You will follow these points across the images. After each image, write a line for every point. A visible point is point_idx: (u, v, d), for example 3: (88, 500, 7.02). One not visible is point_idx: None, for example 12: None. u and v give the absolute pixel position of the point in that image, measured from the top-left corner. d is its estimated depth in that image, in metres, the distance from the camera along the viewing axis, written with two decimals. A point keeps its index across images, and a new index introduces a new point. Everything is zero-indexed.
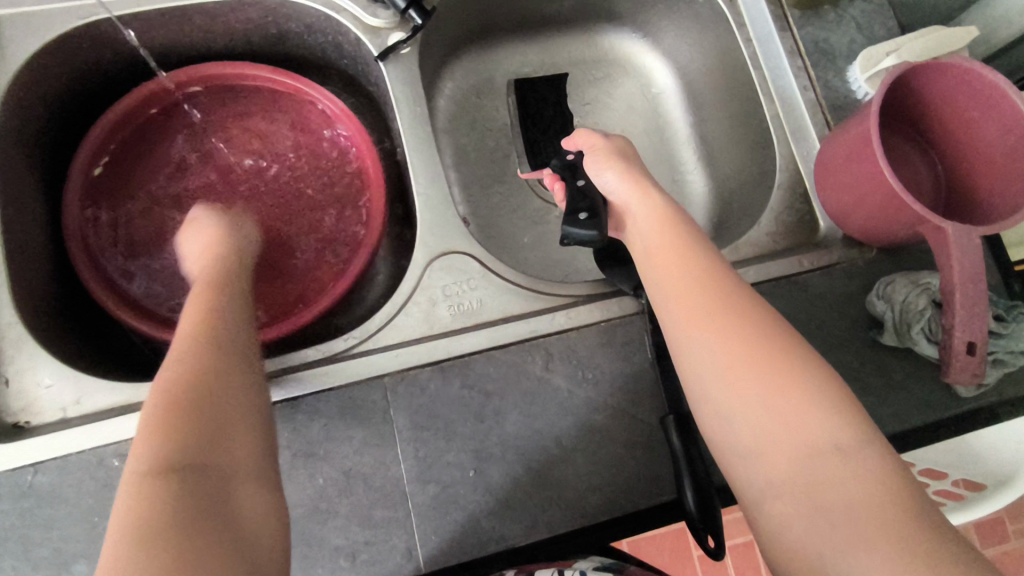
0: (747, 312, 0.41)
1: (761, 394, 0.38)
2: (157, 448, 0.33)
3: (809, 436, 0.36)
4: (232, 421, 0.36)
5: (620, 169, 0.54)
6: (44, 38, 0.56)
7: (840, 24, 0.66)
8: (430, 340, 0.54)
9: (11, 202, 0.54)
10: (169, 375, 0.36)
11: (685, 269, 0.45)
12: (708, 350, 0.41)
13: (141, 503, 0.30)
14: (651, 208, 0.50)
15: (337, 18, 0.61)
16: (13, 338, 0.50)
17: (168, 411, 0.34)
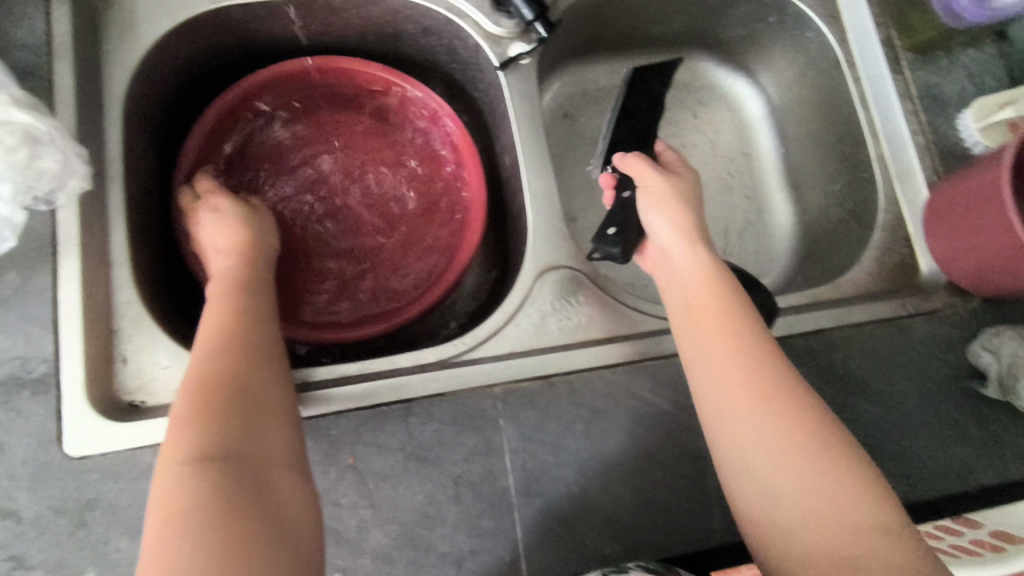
0: (783, 383, 0.43)
1: (785, 450, 0.41)
2: (190, 446, 0.36)
3: (821, 491, 0.39)
4: (260, 420, 0.39)
5: (672, 213, 0.53)
6: (177, 19, 0.57)
7: (952, 71, 0.66)
8: (539, 353, 0.54)
9: (133, 178, 0.54)
10: (196, 379, 0.39)
11: (731, 332, 0.46)
12: (749, 420, 0.42)
13: (183, 495, 0.34)
14: (696, 261, 0.50)
15: (459, 23, 0.62)
16: (132, 316, 0.50)
17: (200, 412, 0.37)
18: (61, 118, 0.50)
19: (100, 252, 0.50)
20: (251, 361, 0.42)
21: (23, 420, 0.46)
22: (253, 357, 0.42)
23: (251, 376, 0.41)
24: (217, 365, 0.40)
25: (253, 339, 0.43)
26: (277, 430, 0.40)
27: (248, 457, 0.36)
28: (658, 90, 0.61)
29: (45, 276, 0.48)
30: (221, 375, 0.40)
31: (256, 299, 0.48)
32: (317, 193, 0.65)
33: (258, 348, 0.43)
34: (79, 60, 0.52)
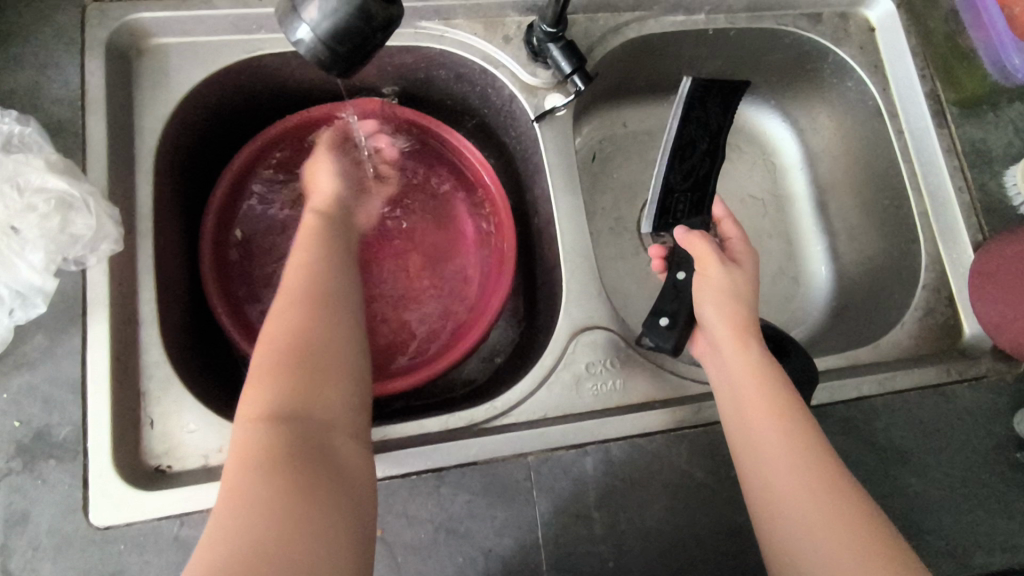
0: (834, 470, 0.41)
1: (787, 442, 0.43)
2: (262, 401, 0.40)
3: (819, 482, 0.41)
4: (325, 380, 0.42)
5: (721, 309, 0.49)
6: (210, 69, 0.56)
7: (998, 126, 0.64)
8: (573, 420, 0.52)
9: (163, 231, 0.54)
10: (275, 340, 0.43)
11: (772, 415, 0.44)
12: (786, 506, 0.41)
13: (248, 451, 0.37)
14: (743, 363, 0.46)
15: (495, 73, 0.61)
16: (160, 378, 0.49)
17: (272, 376, 0.41)
18: (93, 175, 0.50)
19: (129, 312, 0.49)
20: (333, 322, 0.45)
21: (48, 488, 0.45)
22: (330, 318, 0.45)
23: (320, 337, 0.44)
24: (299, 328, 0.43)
25: (329, 297, 0.47)
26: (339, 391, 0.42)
27: (305, 419, 0.40)
28: (717, 126, 0.61)
29: (74, 338, 0.47)
30: (293, 337, 0.43)
31: (337, 258, 0.51)
32: None
33: (334, 308, 0.46)
34: (112, 114, 0.52)
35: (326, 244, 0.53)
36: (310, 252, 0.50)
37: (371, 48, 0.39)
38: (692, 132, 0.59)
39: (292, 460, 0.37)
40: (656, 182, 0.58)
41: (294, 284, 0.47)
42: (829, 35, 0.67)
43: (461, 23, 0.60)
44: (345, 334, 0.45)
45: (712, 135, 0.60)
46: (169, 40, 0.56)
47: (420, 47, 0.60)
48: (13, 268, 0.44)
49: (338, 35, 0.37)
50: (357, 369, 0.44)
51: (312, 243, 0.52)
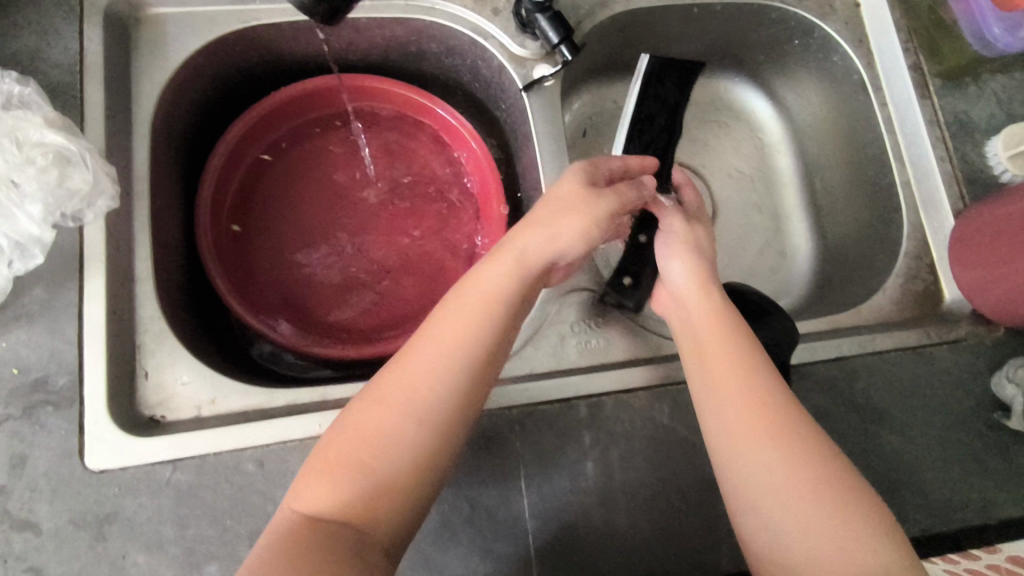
0: (789, 423, 0.43)
1: (752, 426, 0.43)
2: (317, 503, 0.39)
3: (783, 467, 0.42)
4: (390, 494, 0.40)
5: (688, 263, 0.51)
6: (205, 39, 0.58)
7: (982, 97, 0.64)
8: (558, 376, 0.54)
9: (158, 194, 0.55)
10: (346, 436, 0.41)
11: (739, 387, 0.45)
12: (744, 464, 0.43)
13: (293, 540, 0.38)
14: (705, 310, 0.49)
15: (484, 44, 0.62)
16: (154, 333, 0.51)
17: (332, 459, 0.41)
18: (90, 137, 0.51)
19: (124, 269, 0.51)
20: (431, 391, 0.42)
21: (45, 434, 0.46)
22: (422, 418, 0.41)
23: (394, 442, 0.40)
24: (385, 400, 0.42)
25: (432, 390, 0.42)
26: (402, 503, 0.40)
27: (358, 533, 0.39)
28: (675, 102, 0.61)
29: (70, 291, 0.49)
30: (372, 442, 0.40)
31: (485, 334, 0.44)
32: (340, 209, 0.65)
33: (432, 408, 0.41)
34: (109, 79, 0.54)
35: (492, 300, 0.45)
36: (480, 309, 0.45)
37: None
38: (648, 107, 0.61)
39: (328, 554, 0.37)
40: (619, 152, 0.60)
41: (417, 365, 0.43)
42: (814, 10, 0.68)
43: None
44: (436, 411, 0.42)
45: (670, 110, 0.61)
46: (164, 9, 0.57)
47: (410, 19, 0.61)
48: (11, 221, 0.46)
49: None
50: (436, 452, 0.41)
51: (490, 314, 0.44)
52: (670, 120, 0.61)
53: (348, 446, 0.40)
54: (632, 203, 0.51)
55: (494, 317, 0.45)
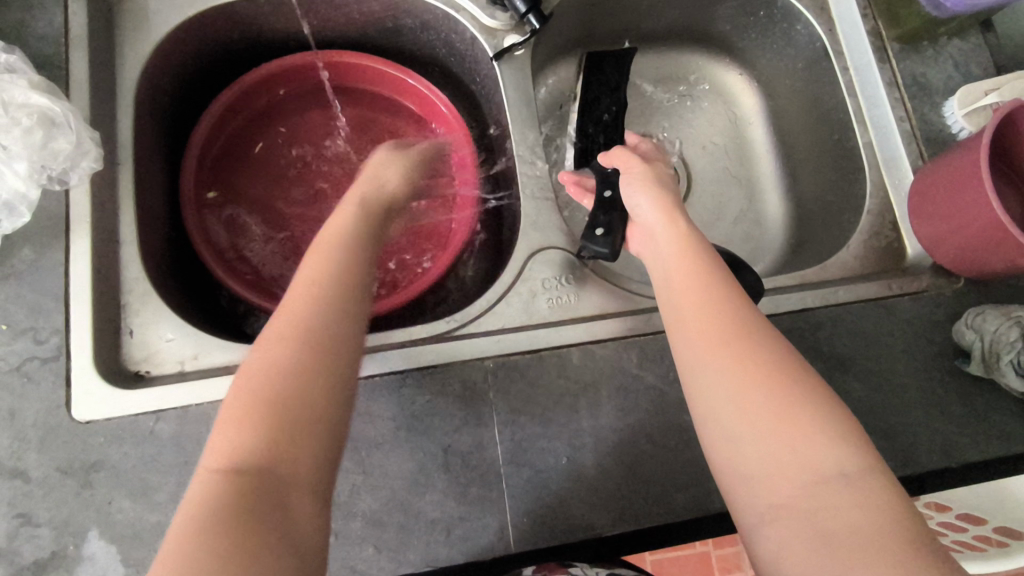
0: (767, 350, 0.42)
1: (732, 354, 0.42)
2: (224, 449, 0.35)
3: (769, 395, 0.40)
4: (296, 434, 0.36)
5: (656, 196, 0.54)
6: (186, 14, 0.60)
7: (938, 60, 0.67)
8: (530, 329, 0.56)
9: (143, 162, 0.57)
10: (254, 384, 0.37)
11: (716, 315, 0.44)
12: (706, 374, 0.42)
13: (214, 490, 0.33)
14: (674, 236, 0.51)
15: (456, 17, 0.64)
16: (139, 292, 0.53)
17: (239, 402, 0.37)
18: (75, 105, 0.53)
19: (109, 231, 0.53)
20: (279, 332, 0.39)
21: (34, 386, 0.48)
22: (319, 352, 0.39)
23: (300, 378, 0.38)
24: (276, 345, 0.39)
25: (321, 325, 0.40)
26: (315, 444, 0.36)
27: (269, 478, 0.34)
28: (615, 82, 0.69)
29: (57, 251, 0.51)
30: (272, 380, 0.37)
31: (336, 257, 0.44)
32: (322, 182, 0.68)
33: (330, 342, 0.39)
34: (94, 52, 0.56)
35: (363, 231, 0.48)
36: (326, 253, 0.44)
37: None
38: (593, 87, 0.68)
39: (244, 515, 0.32)
40: (574, 140, 0.67)
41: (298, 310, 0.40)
42: None
43: None
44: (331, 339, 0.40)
45: (612, 89, 0.69)
46: None
47: None
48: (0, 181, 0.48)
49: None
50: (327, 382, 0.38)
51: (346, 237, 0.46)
52: (615, 95, 0.69)
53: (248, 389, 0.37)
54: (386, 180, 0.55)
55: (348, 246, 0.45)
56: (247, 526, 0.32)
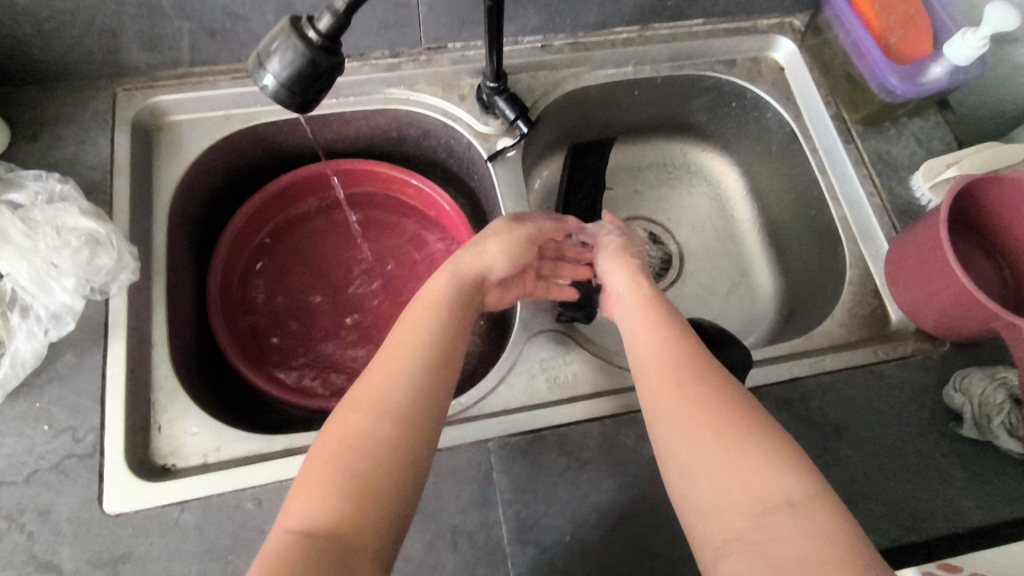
0: (721, 393, 0.48)
1: (690, 399, 0.48)
2: (309, 509, 0.41)
3: (725, 434, 0.45)
4: (371, 500, 0.42)
5: (621, 263, 0.63)
6: (214, 138, 0.68)
7: (900, 138, 0.73)
8: (530, 410, 0.59)
9: (174, 271, 0.64)
10: (331, 447, 0.44)
11: (670, 357, 0.52)
12: (667, 419, 0.48)
13: (290, 551, 0.39)
14: (637, 294, 0.60)
15: (453, 125, 0.72)
16: (168, 389, 0.57)
17: (323, 465, 0.43)
18: (117, 223, 0.60)
19: (143, 335, 0.58)
20: (365, 402, 0.46)
21: (70, 482, 0.52)
22: (395, 418, 0.45)
23: (382, 444, 0.44)
24: (360, 416, 0.45)
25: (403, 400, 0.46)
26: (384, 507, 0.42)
27: (339, 539, 0.40)
28: (596, 165, 0.74)
29: (95, 355, 0.56)
30: (348, 443, 0.44)
31: (420, 338, 0.51)
32: (335, 281, 0.73)
33: (409, 413, 0.46)
34: (135, 177, 0.63)
35: (441, 315, 0.53)
36: (423, 330, 0.51)
37: (322, 88, 0.43)
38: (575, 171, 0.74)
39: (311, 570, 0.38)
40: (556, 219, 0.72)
41: (375, 391, 0.47)
42: (743, 76, 0.78)
43: (422, 88, 0.72)
44: (421, 420, 0.46)
45: (594, 172, 0.74)
46: (181, 117, 0.68)
47: (390, 110, 0.72)
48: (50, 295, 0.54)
49: (291, 78, 0.41)
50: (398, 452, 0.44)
51: (424, 326, 0.52)
52: (594, 177, 0.74)
53: (337, 444, 0.44)
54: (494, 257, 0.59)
55: (428, 333, 0.51)
56: None
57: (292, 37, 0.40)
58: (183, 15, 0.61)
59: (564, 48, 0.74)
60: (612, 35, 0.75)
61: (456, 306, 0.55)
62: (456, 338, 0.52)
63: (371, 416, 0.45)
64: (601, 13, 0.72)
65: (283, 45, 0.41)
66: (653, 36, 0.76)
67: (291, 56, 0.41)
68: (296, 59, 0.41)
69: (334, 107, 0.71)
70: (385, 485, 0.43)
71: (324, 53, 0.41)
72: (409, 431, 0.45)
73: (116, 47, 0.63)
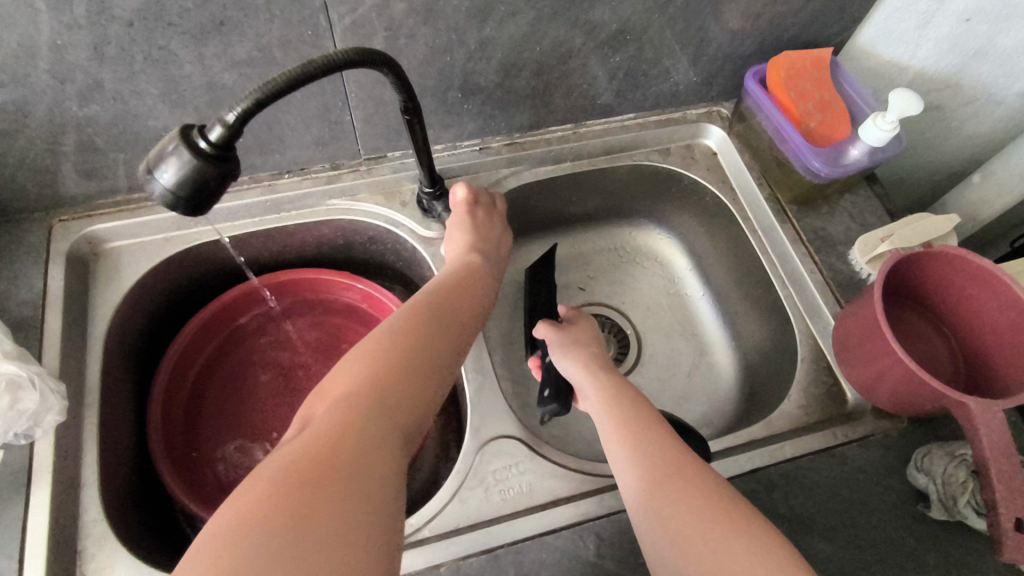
0: (711, 498, 0.47)
1: (678, 505, 0.47)
2: (355, 391, 0.45)
3: (717, 546, 0.44)
4: (407, 397, 0.47)
5: (575, 358, 0.64)
6: (154, 261, 0.68)
7: (834, 215, 0.75)
8: (483, 526, 0.56)
9: (110, 402, 0.61)
10: (374, 353, 0.49)
11: (643, 446, 0.52)
12: (655, 521, 0.48)
13: (341, 420, 0.42)
14: (596, 385, 0.60)
15: (397, 231, 0.73)
16: (97, 535, 0.54)
17: (369, 363, 0.48)
18: (47, 358, 0.58)
19: (70, 477, 0.55)
20: (404, 326, 0.52)
21: None
22: (426, 340, 0.52)
23: (420, 359, 0.50)
24: (398, 333, 0.51)
25: (434, 330, 0.54)
26: (415, 405, 0.48)
27: (382, 421, 0.44)
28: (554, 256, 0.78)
29: (15, 506, 0.52)
30: (388, 354, 0.49)
31: (435, 288, 0.59)
32: (283, 393, 0.71)
33: (437, 340, 0.53)
34: (68, 308, 0.62)
35: (460, 276, 0.62)
36: (440, 284, 0.60)
37: (213, 195, 0.42)
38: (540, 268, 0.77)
39: (360, 442, 0.42)
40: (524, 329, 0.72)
41: (408, 321, 0.53)
42: (678, 164, 0.80)
43: (364, 197, 0.73)
44: (441, 345, 0.53)
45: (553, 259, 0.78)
46: (120, 242, 0.68)
47: (333, 220, 0.73)
48: None
49: (179, 186, 0.41)
50: (428, 363, 0.51)
51: (442, 283, 0.60)
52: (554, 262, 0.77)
53: (376, 352, 0.49)
54: (485, 234, 0.69)
55: (449, 283, 0.60)
56: (357, 453, 0.41)
57: (182, 146, 0.41)
58: (117, 147, 0.62)
59: (502, 149, 0.76)
60: (547, 134, 0.78)
61: (467, 270, 0.64)
62: (469, 293, 0.61)
63: (406, 336, 0.51)
64: (534, 115, 0.74)
65: (173, 154, 0.41)
66: (588, 132, 0.79)
67: (181, 164, 0.41)
68: (185, 167, 0.41)
69: (276, 222, 0.71)
70: (419, 393, 0.49)
71: (213, 162, 0.41)
72: (435, 354, 0.52)
73: (51, 182, 0.63)
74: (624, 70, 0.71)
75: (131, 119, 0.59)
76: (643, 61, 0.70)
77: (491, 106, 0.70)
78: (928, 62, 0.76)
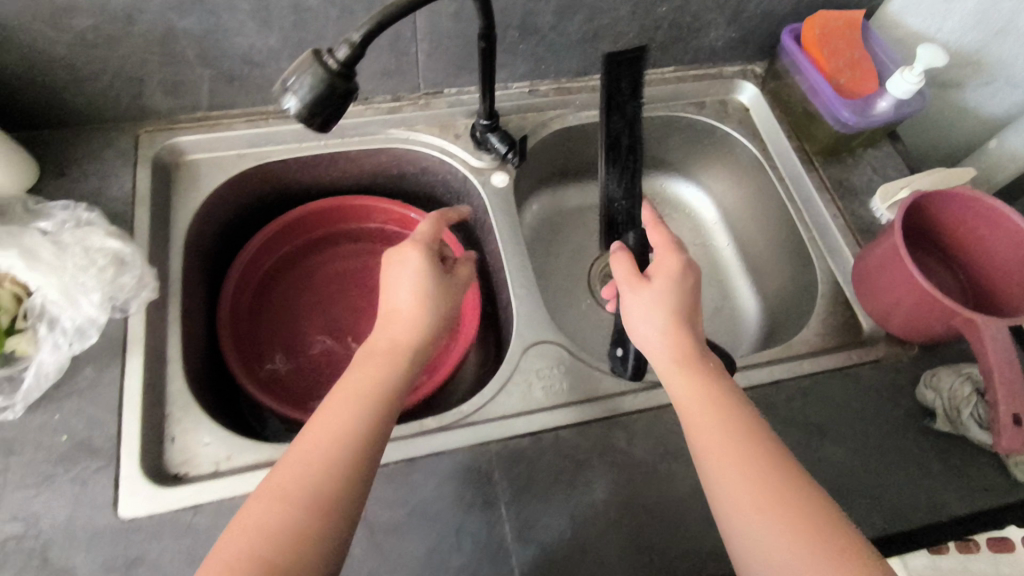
0: (769, 464, 0.47)
1: (743, 469, 0.47)
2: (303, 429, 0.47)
3: (784, 511, 0.45)
4: (349, 423, 0.47)
5: (658, 321, 0.56)
6: (228, 174, 0.74)
7: (857, 166, 0.80)
8: (528, 414, 0.61)
9: (188, 294, 0.67)
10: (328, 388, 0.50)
11: (705, 411, 0.51)
12: (724, 483, 0.47)
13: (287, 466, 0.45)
14: (673, 344, 0.55)
15: (451, 161, 0.79)
16: (181, 402, 0.60)
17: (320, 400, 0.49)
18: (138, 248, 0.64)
19: (158, 352, 0.61)
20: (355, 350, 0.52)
21: (87, 491, 0.53)
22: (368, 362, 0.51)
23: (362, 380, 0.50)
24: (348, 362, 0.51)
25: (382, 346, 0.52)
26: (359, 425, 0.47)
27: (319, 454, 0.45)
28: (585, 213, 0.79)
29: (112, 370, 0.58)
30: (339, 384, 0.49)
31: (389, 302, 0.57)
32: (339, 305, 0.77)
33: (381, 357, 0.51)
34: (153, 208, 0.68)
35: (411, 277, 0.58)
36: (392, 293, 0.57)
37: (338, 111, 0.48)
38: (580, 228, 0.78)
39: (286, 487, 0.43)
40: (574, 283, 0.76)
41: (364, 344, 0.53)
42: (712, 116, 0.85)
43: (420, 128, 0.79)
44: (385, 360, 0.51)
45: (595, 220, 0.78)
46: (197, 155, 0.74)
47: (391, 148, 0.78)
48: (76, 309, 0.57)
49: (310, 102, 0.46)
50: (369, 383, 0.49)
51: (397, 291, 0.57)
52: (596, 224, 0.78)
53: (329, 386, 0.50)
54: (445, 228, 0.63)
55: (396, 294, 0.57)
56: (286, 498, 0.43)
57: (314, 66, 0.46)
58: (205, 63, 0.67)
59: (550, 92, 0.82)
60: (592, 81, 0.83)
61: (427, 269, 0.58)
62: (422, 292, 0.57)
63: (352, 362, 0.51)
64: (583, 60, 0.79)
65: (305, 73, 0.46)
66: None
67: (312, 82, 0.46)
68: (316, 84, 0.46)
69: (340, 146, 0.77)
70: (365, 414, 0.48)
71: (342, 79, 0.46)
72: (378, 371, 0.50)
73: (141, 92, 0.69)
74: (669, 21, 0.76)
75: (221, 36, 0.65)
76: (688, 13, 0.75)
77: (544, 48, 0.76)
78: (952, 38, 0.81)
